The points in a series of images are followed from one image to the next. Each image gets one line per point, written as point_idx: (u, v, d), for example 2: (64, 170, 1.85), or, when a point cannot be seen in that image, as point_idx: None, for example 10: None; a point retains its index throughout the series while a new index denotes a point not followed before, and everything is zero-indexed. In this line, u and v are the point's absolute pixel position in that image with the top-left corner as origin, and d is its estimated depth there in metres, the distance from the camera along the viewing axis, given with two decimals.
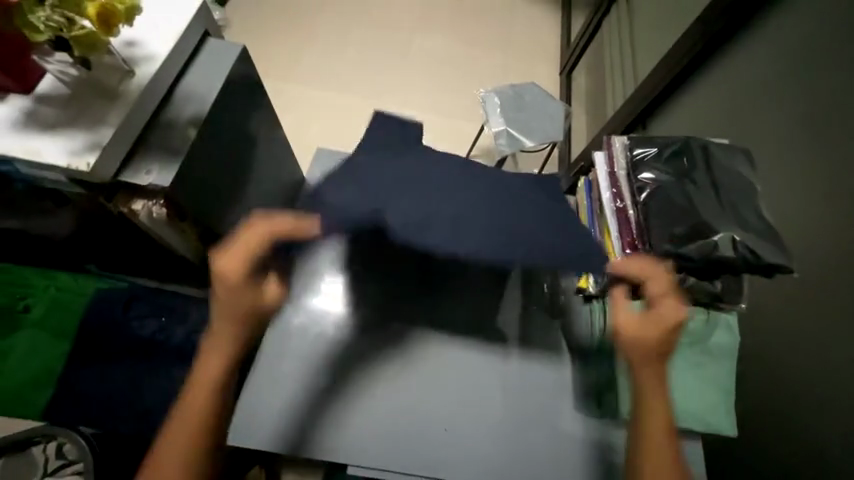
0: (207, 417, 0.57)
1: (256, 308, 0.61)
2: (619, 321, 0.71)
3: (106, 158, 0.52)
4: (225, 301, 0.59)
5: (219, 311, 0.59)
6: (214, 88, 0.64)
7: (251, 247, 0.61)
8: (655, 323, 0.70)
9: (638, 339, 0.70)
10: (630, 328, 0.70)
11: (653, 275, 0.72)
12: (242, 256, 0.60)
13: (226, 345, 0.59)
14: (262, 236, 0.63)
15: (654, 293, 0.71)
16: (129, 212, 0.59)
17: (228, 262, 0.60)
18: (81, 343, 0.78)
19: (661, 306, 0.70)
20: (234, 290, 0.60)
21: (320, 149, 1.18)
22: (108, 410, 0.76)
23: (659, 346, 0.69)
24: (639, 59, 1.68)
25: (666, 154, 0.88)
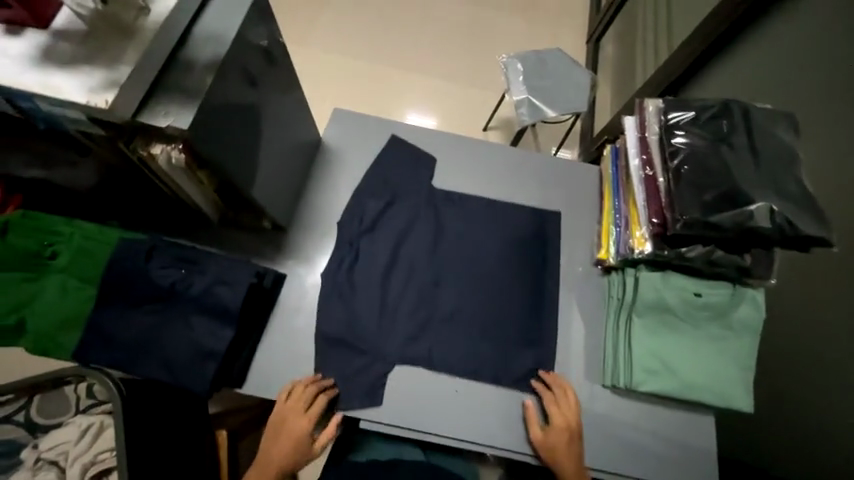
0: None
1: (301, 452, 0.90)
2: (532, 435, 0.89)
3: (124, 95, 0.51)
4: (287, 438, 0.89)
5: (281, 439, 0.89)
6: (232, 30, 0.61)
7: (312, 423, 0.87)
8: (564, 435, 0.87)
9: (548, 450, 0.87)
10: (546, 441, 0.87)
11: (556, 391, 0.91)
12: (308, 427, 0.87)
13: (281, 459, 0.89)
14: (320, 405, 0.88)
15: (554, 410, 0.89)
16: (149, 157, 0.58)
17: (290, 417, 0.87)
18: (106, 289, 0.79)
19: (557, 421, 0.88)
20: (295, 436, 0.88)
21: (335, 110, 1.16)
22: (133, 354, 0.79)
23: (569, 453, 0.87)
24: (676, 22, 1.56)
25: (704, 118, 0.82)
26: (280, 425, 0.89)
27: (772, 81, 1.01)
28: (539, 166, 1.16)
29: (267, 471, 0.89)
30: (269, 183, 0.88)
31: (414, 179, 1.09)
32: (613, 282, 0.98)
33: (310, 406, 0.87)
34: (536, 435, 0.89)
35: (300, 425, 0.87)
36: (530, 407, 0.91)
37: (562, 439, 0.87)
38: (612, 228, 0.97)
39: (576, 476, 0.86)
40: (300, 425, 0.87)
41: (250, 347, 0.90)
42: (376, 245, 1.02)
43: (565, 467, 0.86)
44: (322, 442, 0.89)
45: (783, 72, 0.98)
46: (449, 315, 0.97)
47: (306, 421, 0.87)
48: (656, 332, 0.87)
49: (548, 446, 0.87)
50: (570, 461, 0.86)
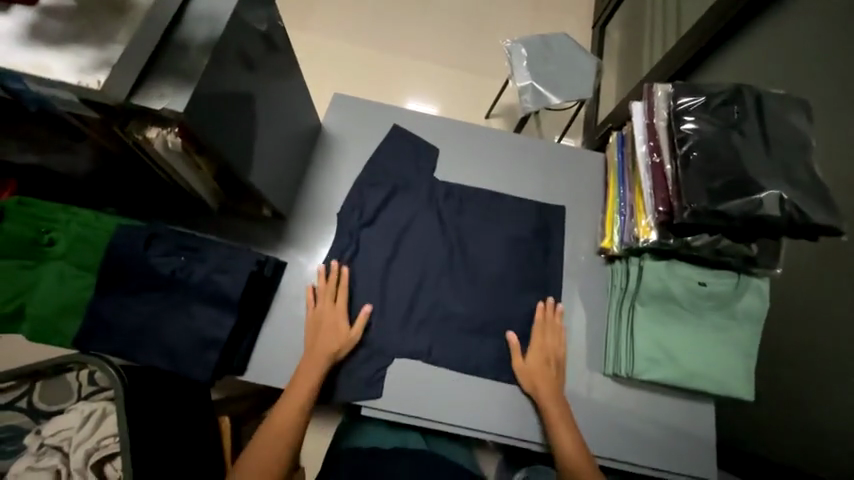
0: (297, 417, 0.83)
1: (334, 355, 0.87)
2: (515, 364, 0.92)
3: (117, 75, 0.49)
4: (319, 346, 0.87)
5: (313, 351, 0.87)
6: (229, 9, 0.58)
7: (341, 311, 0.90)
8: (542, 356, 0.92)
9: (529, 378, 0.90)
10: (526, 369, 0.91)
11: (546, 321, 0.95)
12: (338, 315, 0.90)
13: (314, 373, 0.85)
14: (344, 293, 0.92)
15: (539, 332, 0.94)
16: (144, 140, 0.56)
17: (320, 316, 0.90)
18: (105, 277, 0.79)
19: (538, 347, 0.93)
20: (327, 337, 0.88)
21: (335, 95, 1.13)
22: (134, 342, 0.79)
23: (549, 378, 0.90)
24: (685, 5, 1.51)
25: (715, 103, 0.79)
26: (311, 333, 0.89)
27: (785, 67, 0.98)
28: (542, 153, 1.14)
29: (302, 388, 0.84)
30: (268, 170, 0.86)
31: (417, 166, 1.08)
32: (617, 272, 0.97)
33: (335, 298, 0.92)
34: (520, 366, 0.91)
35: (330, 320, 0.90)
36: (513, 336, 0.94)
37: (543, 364, 0.91)
38: (617, 217, 0.96)
39: (557, 399, 0.88)
40: (331, 318, 0.90)
41: (252, 335, 0.90)
42: (378, 236, 1.01)
43: (546, 392, 0.88)
44: (350, 342, 0.89)
45: (797, 58, 0.96)
46: (452, 302, 0.97)
47: (336, 311, 0.90)
48: (660, 322, 0.86)
49: (528, 373, 0.90)
50: (549, 382, 0.89)
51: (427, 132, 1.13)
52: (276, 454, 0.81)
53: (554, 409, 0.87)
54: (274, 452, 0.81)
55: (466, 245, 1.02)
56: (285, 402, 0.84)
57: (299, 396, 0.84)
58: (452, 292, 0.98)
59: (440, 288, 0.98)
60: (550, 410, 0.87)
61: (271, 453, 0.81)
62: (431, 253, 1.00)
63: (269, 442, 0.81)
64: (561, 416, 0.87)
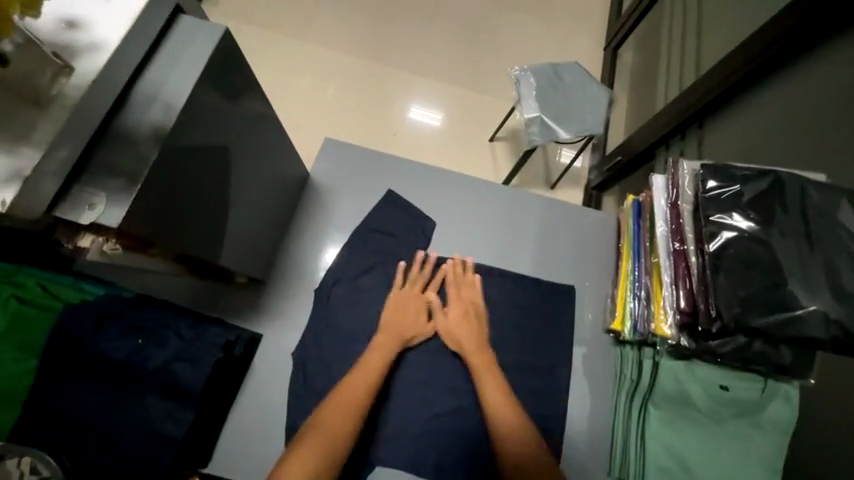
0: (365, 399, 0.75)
1: (408, 340, 0.88)
2: (436, 322, 0.90)
3: (34, 188, 0.40)
4: (398, 327, 0.87)
5: (386, 332, 0.86)
6: (184, 86, 0.49)
7: (427, 300, 0.91)
8: (462, 312, 0.90)
9: (452, 334, 0.88)
10: (447, 327, 0.89)
11: (459, 277, 0.94)
12: (424, 303, 0.91)
13: (387, 354, 0.82)
14: (435, 284, 0.94)
15: (453, 286, 0.93)
16: (76, 248, 0.48)
17: (403, 297, 0.90)
18: (49, 361, 0.69)
19: (455, 304, 0.91)
20: (404, 320, 0.88)
21: (326, 139, 1.04)
22: (73, 439, 0.68)
23: (474, 336, 0.88)
24: (705, 36, 1.37)
25: (749, 193, 0.70)
26: (391, 312, 0.88)
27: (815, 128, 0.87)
28: (546, 212, 1.06)
29: (373, 368, 0.79)
30: (243, 236, 0.78)
31: (410, 224, 0.99)
32: (627, 358, 0.88)
33: (424, 287, 0.93)
34: (441, 324, 0.89)
35: (415, 305, 0.90)
36: (432, 297, 0.91)
37: (465, 324, 0.89)
38: (629, 299, 0.87)
39: (482, 355, 0.85)
40: (417, 304, 0.90)
41: (218, 415, 0.82)
42: (361, 301, 0.92)
43: (474, 353, 0.85)
44: (428, 334, 0.90)
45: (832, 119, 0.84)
46: (440, 379, 0.89)
47: (422, 299, 0.91)
48: (674, 428, 0.78)
49: (452, 333, 0.88)
50: (473, 342, 0.87)
51: (422, 182, 1.04)
52: (344, 435, 0.70)
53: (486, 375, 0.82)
54: (340, 435, 0.69)
55: None
56: (351, 383, 0.76)
57: (362, 382, 0.77)
58: (441, 367, 0.90)
59: (428, 362, 0.89)
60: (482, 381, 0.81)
61: (340, 425, 0.70)
62: None
63: (333, 419, 0.71)
64: (491, 378, 0.82)
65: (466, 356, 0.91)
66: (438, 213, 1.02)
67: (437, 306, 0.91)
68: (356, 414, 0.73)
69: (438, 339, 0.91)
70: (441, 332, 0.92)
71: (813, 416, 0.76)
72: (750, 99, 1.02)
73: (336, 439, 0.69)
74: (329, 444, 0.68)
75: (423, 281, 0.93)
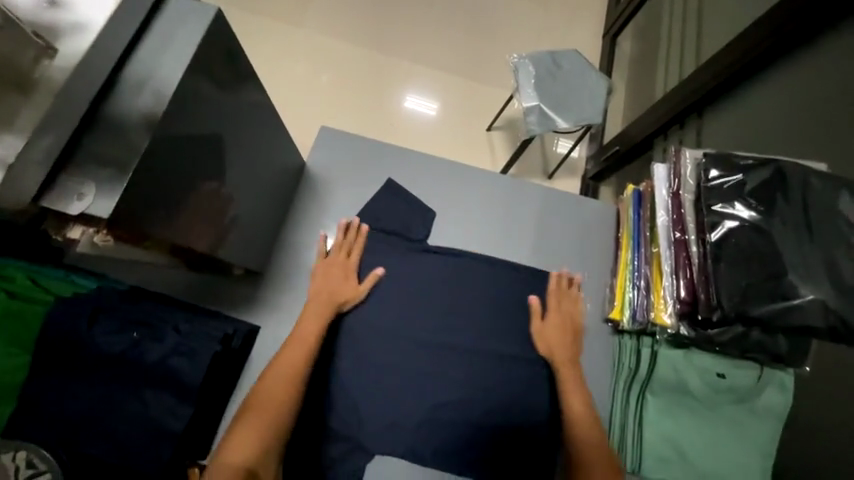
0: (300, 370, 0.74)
1: (339, 305, 0.86)
2: (531, 326, 0.92)
3: (19, 178, 0.38)
4: (328, 293, 0.86)
5: (317, 300, 0.84)
6: (175, 71, 0.47)
7: (351, 266, 0.90)
8: (561, 321, 0.92)
9: (545, 339, 0.90)
10: (542, 331, 0.91)
11: (563, 288, 0.95)
12: (348, 269, 0.90)
13: (319, 323, 0.81)
14: (358, 248, 0.92)
15: (555, 296, 0.94)
16: (65, 240, 0.46)
17: (328, 266, 0.89)
18: (42, 356, 0.68)
19: (554, 312, 0.93)
20: (332, 286, 0.87)
21: (322, 127, 1.02)
22: (69, 434, 0.68)
23: (564, 343, 0.89)
24: (705, 23, 1.35)
25: (752, 182, 0.69)
26: (319, 280, 0.87)
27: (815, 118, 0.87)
28: (545, 202, 1.05)
29: (306, 338, 0.78)
30: (239, 228, 0.77)
31: (408, 215, 0.98)
32: (626, 348, 0.89)
33: (349, 253, 0.91)
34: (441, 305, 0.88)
35: (340, 271, 0.89)
36: (534, 300, 0.93)
37: (563, 331, 0.90)
38: (628, 289, 0.87)
39: (571, 362, 0.86)
40: (342, 270, 0.89)
41: (216, 407, 0.81)
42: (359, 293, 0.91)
43: (564, 358, 0.87)
44: (360, 296, 0.89)
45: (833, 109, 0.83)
46: (439, 369, 0.89)
47: (347, 265, 0.90)
48: (672, 416, 0.79)
49: (545, 339, 0.90)
50: (565, 347, 0.88)
51: (420, 172, 1.02)
52: (284, 406, 0.71)
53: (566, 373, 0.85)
54: (278, 407, 0.70)
55: (458, 305, 0.93)
56: (284, 356, 0.75)
57: (298, 354, 0.76)
58: (441, 357, 0.89)
59: (427, 353, 0.89)
60: (567, 385, 0.83)
61: (280, 396, 0.71)
62: (420, 315, 0.92)
63: (270, 394, 0.71)
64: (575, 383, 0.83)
65: (465, 347, 0.91)
66: (436, 203, 1.01)
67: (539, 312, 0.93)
68: (293, 385, 0.73)
69: (437, 330, 0.91)
70: (440, 323, 0.92)
71: (809, 405, 0.77)
72: (751, 88, 1.01)
73: (274, 414, 0.69)
74: (270, 419, 0.69)
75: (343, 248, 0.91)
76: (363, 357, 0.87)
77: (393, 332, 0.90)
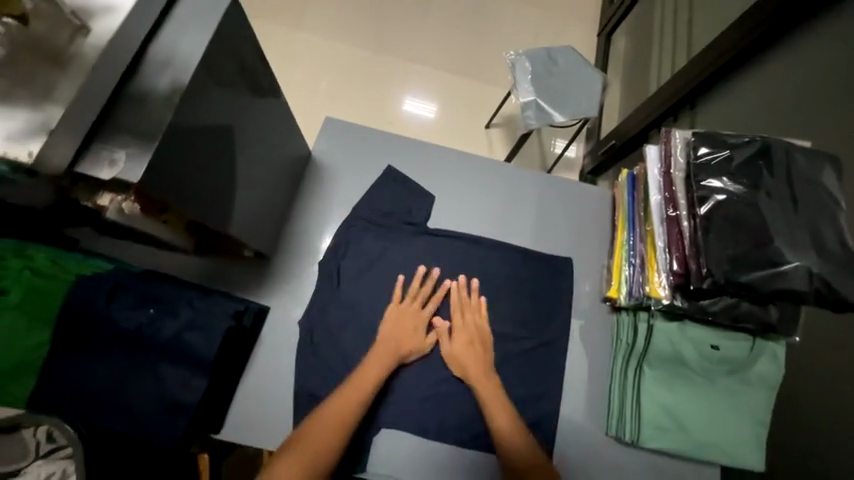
0: (351, 416, 0.77)
1: (403, 357, 0.87)
2: (441, 344, 0.90)
3: (56, 145, 0.41)
4: (395, 344, 0.87)
5: (383, 346, 0.86)
6: (195, 54, 0.51)
7: (424, 316, 0.91)
8: (465, 335, 0.90)
9: (456, 359, 0.88)
10: (452, 351, 0.89)
11: (463, 301, 0.94)
12: (420, 319, 0.90)
13: (381, 369, 0.83)
14: (433, 299, 0.93)
15: (456, 310, 0.93)
16: (95, 207, 0.50)
17: (403, 313, 0.90)
18: (63, 332, 0.71)
19: (460, 328, 0.91)
20: (404, 335, 0.88)
21: (327, 119, 1.06)
22: (89, 407, 0.71)
23: (475, 358, 0.88)
24: (696, 18, 1.40)
25: (739, 158, 0.73)
26: (389, 328, 0.88)
27: (798, 102, 0.90)
28: (543, 187, 1.08)
29: (363, 383, 0.80)
30: (250, 211, 0.80)
31: (410, 202, 1.02)
32: (623, 324, 0.91)
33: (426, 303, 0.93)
34: (446, 346, 0.90)
35: (412, 320, 0.90)
36: (439, 322, 0.92)
37: (466, 348, 0.89)
38: (624, 266, 0.90)
39: (487, 377, 0.87)
40: (413, 319, 0.90)
41: (229, 385, 0.84)
42: (364, 277, 0.95)
43: (474, 374, 0.87)
44: (423, 350, 0.90)
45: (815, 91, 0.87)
46: (442, 349, 0.92)
47: (421, 315, 0.91)
48: (668, 387, 0.81)
49: (454, 358, 0.89)
50: (478, 365, 0.88)
51: (422, 161, 1.06)
52: (328, 452, 0.73)
53: (490, 398, 0.84)
54: (326, 446, 0.74)
55: (459, 287, 0.97)
56: (342, 396, 0.78)
57: (357, 396, 0.79)
58: (443, 337, 0.93)
59: (429, 333, 0.92)
60: (491, 405, 0.83)
61: (329, 437, 0.74)
62: None
63: (319, 430, 0.75)
64: (496, 400, 0.84)
65: None
66: (437, 191, 1.05)
67: (443, 332, 0.91)
68: (342, 429, 0.76)
69: (440, 312, 0.94)
70: (443, 305, 0.95)
71: (800, 374, 0.80)
72: (740, 76, 1.05)
73: (317, 455, 0.73)
74: (316, 458, 0.73)
75: (414, 294, 0.93)
76: (369, 337, 0.91)
77: None
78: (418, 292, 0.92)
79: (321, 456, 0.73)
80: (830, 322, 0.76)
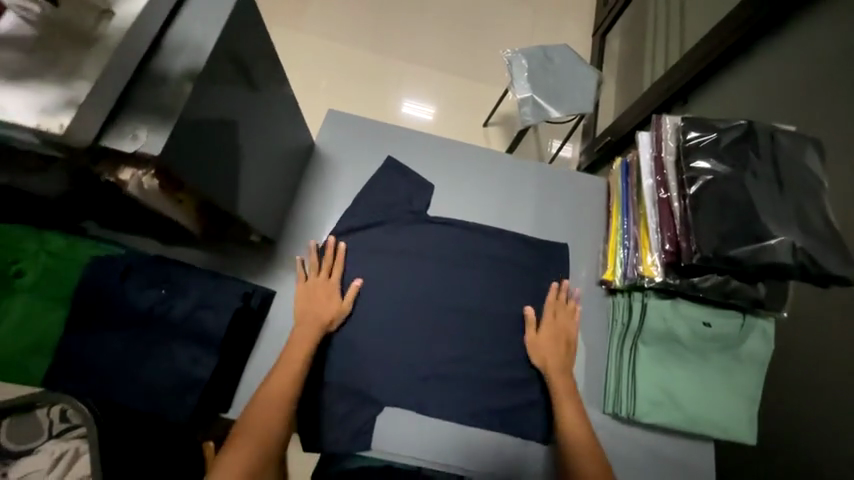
0: (285, 396, 0.79)
1: (326, 326, 0.88)
2: (527, 336, 0.94)
3: (84, 119, 0.44)
4: (312, 315, 0.88)
5: (303, 322, 0.87)
6: (210, 40, 0.54)
7: (334, 284, 0.92)
8: (554, 333, 0.94)
9: (540, 352, 0.92)
10: (537, 342, 0.93)
11: (563, 302, 0.97)
12: (331, 287, 0.91)
13: (306, 344, 0.84)
14: (339, 266, 0.94)
15: (551, 308, 0.96)
16: (117, 182, 0.53)
17: (311, 287, 0.91)
18: (77, 312, 0.73)
19: (550, 324, 0.95)
20: (318, 307, 0.89)
21: (330, 112, 1.09)
22: (103, 385, 0.73)
23: (559, 355, 0.92)
24: (688, 16, 1.45)
25: (726, 140, 0.76)
26: (301, 304, 0.89)
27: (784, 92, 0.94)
28: (540, 176, 1.11)
29: (291, 361, 0.82)
30: (257, 197, 0.83)
31: (411, 192, 1.04)
32: (618, 306, 0.94)
33: (331, 271, 0.94)
34: (531, 336, 0.93)
35: (323, 291, 0.91)
36: (531, 314, 0.95)
37: (557, 345, 0.92)
38: (619, 249, 0.93)
39: (564, 376, 0.89)
40: (323, 290, 0.91)
41: (236, 367, 0.87)
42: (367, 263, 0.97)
43: (556, 370, 0.90)
44: (343, 314, 0.91)
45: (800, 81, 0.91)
46: (443, 332, 0.95)
47: (329, 284, 0.92)
48: (663, 364, 0.84)
49: (539, 353, 0.92)
50: (557, 356, 0.91)
51: (422, 153, 1.09)
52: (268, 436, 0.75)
53: (558, 385, 0.88)
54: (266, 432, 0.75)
55: (459, 273, 0.99)
56: (274, 380, 0.80)
57: (286, 375, 0.80)
58: (444, 321, 0.95)
59: (431, 318, 0.95)
60: (562, 400, 0.86)
61: (267, 421, 0.76)
62: (422, 283, 0.98)
63: (258, 420, 0.76)
64: (569, 398, 0.86)
65: (467, 311, 0.97)
66: (437, 181, 1.08)
67: (532, 324, 0.95)
68: (280, 411, 0.77)
69: (441, 296, 0.97)
70: (444, 290, 0.98)
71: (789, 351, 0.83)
72: (730, 70, 1.09)
73: (260, 442, 0.74)
74: (257, 445, 0.74)
75: (326, 266, 0.93)
76: (372, 320, 0.93)
77: (399, 299, 0.96)
78: (324, 261, 0.93)
79: (262, 443, 0.74)
80: (816, 300, 0.80)
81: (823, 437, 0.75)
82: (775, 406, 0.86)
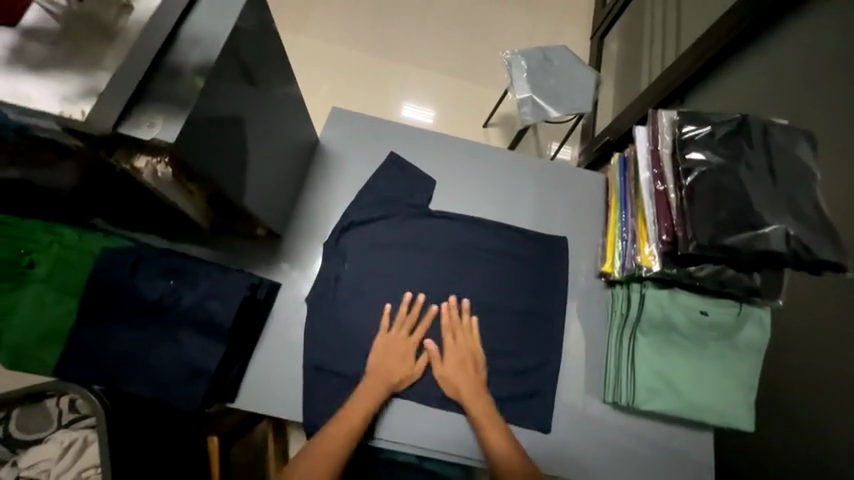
0: (340, 454, 0.80)
1: (395, 384, 0.89)
2: (435, 370, 0.92)
3: (104, 107, 0.46)
4: (384, 375, 0.88)
5: (375, 377, 0.87)
6: (222, 35, 0.56)
7: (412, 345, 0.92)
8: (458, 357, 0.92)
9: (452, 383, 0.90)
10: (446, 374, 0.90)
11: (454, 323, 0.95)
12: (408, 349, 0.91)
13: (369, 404, 0.85)
14: (423, 325, 0.94)
15: (447, 332, 0.94)
16: (132, 171, 0.55)
17: (389, 342, 0.91)
18: (88, 302, 0.75)
19: (454, 352, 0.92)
20: (394, 366, 0.89)
21: (334, 109, 1.11)
22: (113, 373, 0.75)
23: (472, 383, 0.90)
24: (683, 17, 1.48)
25: (720, 133, 0.78)
26: (377, 359, 0.90)
27: (778, 89, 0.97)
28: (540, 172, 1.13)
29: (350, 420, 0.82)
30: (264, 190, 0.85)
31: (414, 188, 1.06)
32: (617, 297, 0.96)
33: (412, 330, 0.94)
34: (439, 370, 0.91)
35: (401, 350, 0.91)
36: (431, 347, 0.93)
37: (468, 374, 0.90)
38: (618, 242, 0.95)
39: (485, 406, 0.88)
40: (400, 348, 0.91)
41: (243, 358, 0.88)
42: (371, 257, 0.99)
43: (472, 399, 0.88)
44: (414, 377, 0.91)
45: (793, 77, 0.93)
46: (446, 325, 0.96)
47: (408, 343, 0.92)
48: (661, 353, 0.86)
49: (457, 387, 0.89)
50: (470, 389, 0.89)
51: (424, 150, 1.11)
52: None
53: (481, 418, 0.87)
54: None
55: (461, 267, 1.01)
56: (329, 435, 0.81)
57: (342, 433, 0.81)
58: (447, 314, 0.97)
59: (434, 310, 0.97)
60: (488, 432, 0.85)
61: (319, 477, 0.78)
62: (425, 276, 0.99)
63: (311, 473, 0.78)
64: (493, 427, 0.85)
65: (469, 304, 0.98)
66: (439, 177, 1.10)
67: (435, 357, 0.92)
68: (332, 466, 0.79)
69: (443, 290, 0.99)
70: (446, 284, 0.99)
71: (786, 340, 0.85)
72: (724, 69, 1.12)
73: None
74: None
75: (400, 325, 0.93)
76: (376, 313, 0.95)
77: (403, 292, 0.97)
78: (402, 320, 0.93)
79: None
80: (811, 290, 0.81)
81: (819, 423, 0.76)
82: (773, 393, 0.87)
